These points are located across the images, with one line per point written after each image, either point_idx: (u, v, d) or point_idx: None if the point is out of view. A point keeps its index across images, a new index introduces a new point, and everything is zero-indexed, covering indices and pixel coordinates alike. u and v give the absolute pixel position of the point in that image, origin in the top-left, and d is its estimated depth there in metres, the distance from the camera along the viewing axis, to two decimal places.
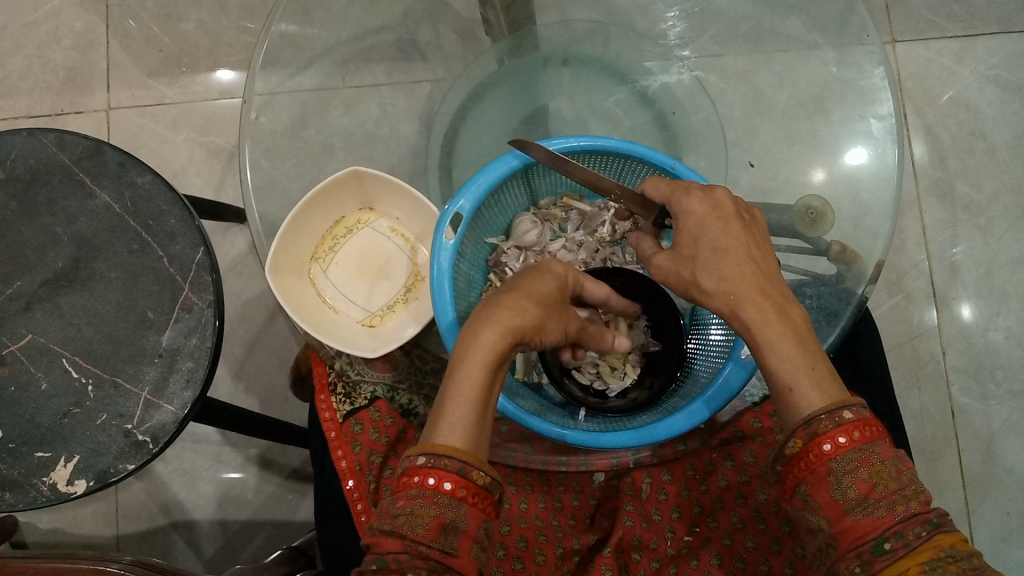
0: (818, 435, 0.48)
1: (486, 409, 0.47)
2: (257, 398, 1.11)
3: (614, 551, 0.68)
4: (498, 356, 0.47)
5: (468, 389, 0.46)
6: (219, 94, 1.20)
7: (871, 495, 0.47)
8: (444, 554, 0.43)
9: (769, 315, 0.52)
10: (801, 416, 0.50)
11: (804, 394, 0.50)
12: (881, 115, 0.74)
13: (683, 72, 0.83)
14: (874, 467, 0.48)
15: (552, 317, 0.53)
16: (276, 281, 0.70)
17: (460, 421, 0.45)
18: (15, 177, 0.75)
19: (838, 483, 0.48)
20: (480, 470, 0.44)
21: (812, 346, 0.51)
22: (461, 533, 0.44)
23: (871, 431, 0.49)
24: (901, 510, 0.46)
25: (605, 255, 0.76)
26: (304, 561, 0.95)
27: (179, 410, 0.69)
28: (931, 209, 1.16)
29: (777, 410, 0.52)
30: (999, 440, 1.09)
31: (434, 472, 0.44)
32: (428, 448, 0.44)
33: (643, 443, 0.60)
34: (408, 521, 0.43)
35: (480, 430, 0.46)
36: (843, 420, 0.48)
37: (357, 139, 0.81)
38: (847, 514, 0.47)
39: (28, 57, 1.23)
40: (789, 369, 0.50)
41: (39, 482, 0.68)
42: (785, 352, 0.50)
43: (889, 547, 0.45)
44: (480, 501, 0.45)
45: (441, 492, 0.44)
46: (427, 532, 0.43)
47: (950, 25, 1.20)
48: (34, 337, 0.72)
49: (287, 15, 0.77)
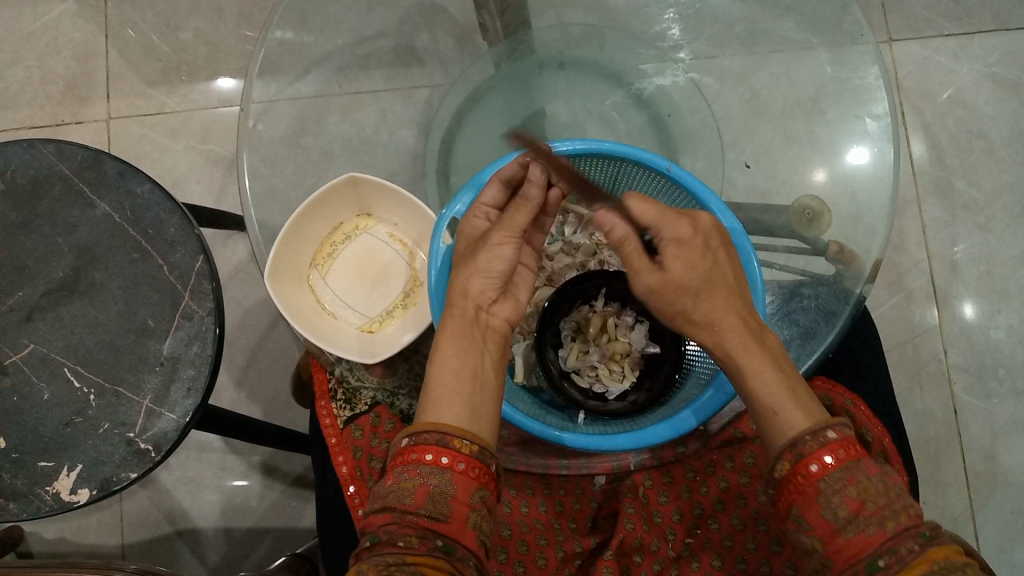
0: (805, 455, 0.49)
1: (466, 374, 0.53)
2: (260, 404, 1.11)
3: (616, 554, 0.68)
4: (454, 333, 0.55)
5: (438, 376, 0.53)
6: (218, 102, 1.21)
7: (862, 513, 0.47)
8: (432, 520, 0.46)
9: (749, 342, 0.54)
10: (786, 439, 0.51)
11: (781, 418, 0.51)
12: (876, 114, 0.74)
13: (679, 74, 0.82)
14: (862, 485, 0.48)
15: (472, 258, 0.59)
16: (276, 288, 0.71)
17: (438, 403, 0.51)
18: (15, 188, 0.76)
19: (827, 503, 0.48)
20: (461, 439, 0.49)
21: (786, 365, 0.54)
22: (450, 500, 0.47)
23: (855, 449, 0.50)
24: (891, 526, 0.46)
25: (602, 257, 0.74)
26: (308, 567, 0.94)
27: (181, 418, 0.69)
28: (931, 208, 1.16)
29: (763, 435, 0.53)
30: (1001, 438, 1.09)
31: (417, 447, 0.49)
32: (410, 429, 0.50)
33: (632, 446, 0.60)
34: (396, 495, 0.47)
35: (463, 402, 0.51)
36: (828, 440, 0.49)
37: (356, 146, 0.82)
38: (839, 534, 0.48)
39: (28, 69, 1.24)
40: (772, 393, 0.52)
41: (43, 491, 0.69)
42: (764, 374, 0.53)
43: (883, 564, 0.45)
44: (467, 470, 0.48)
45: (425, 463, 0.48)
46: (414, 501, 0.47)
47: (946, 23, 1.20)
48: (35, 347, 0.72)
49: (283, 22, 0.79)
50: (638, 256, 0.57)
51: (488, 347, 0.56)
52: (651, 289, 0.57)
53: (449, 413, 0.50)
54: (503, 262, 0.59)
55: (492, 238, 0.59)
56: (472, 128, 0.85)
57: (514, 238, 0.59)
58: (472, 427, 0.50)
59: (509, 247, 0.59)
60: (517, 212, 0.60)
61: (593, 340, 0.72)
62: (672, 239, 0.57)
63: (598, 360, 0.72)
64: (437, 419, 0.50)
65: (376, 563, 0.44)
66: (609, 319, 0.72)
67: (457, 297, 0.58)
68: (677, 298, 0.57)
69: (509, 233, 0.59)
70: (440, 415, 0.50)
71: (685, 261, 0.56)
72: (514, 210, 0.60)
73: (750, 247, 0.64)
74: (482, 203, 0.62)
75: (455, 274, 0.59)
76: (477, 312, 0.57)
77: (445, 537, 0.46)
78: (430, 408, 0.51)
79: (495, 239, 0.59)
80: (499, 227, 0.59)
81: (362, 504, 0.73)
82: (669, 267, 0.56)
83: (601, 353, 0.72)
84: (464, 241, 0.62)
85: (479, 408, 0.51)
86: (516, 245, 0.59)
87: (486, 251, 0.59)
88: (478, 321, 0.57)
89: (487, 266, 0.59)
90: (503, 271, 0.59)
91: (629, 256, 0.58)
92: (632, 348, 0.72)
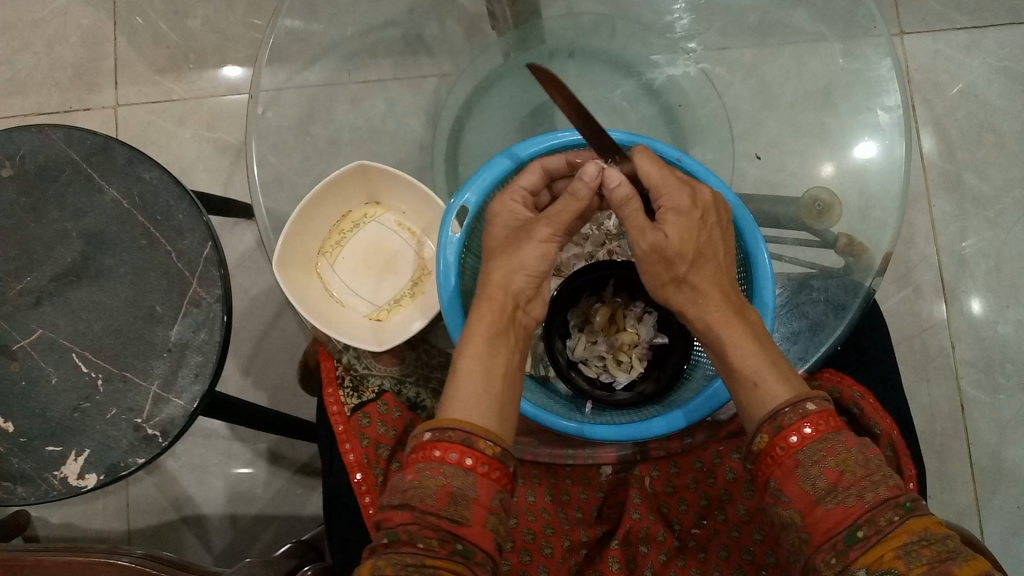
0: (784, 427, 0.50)
1: (497, 375, 0.54)
2: (267, 392, 1.12)
3: (622, 543, 0.69)
4: (490, 330, 0.56)
5: (470, 369, 0.53)
6: (226, 90, 1.21)
7: (840, 483, 0.48)
8: (453, 523, 0.47)
9: (730, 317, 0.55)
10: (766, 411, 0.51)
11: (764, 390, 0.52)
12: (888, 106, 0.74)
13: (689, 65, 0.81)
14: (840, 456, 0.48)
15: (518, 251, 0.58)
16: (282, 274, 0.70)
17: (467, 401, 0.51)
18: (24, 172, 0.76)
19: (806, 474, 0.48)
20: (486, 440, 0.49)
21: (768, 342, 0.55)
22: (471, 503, 0.48)
23: (835, 422, 0.50)
24: (870, 497, 0.47)
25: (610, 247, 0.74)
26: (313, 554, 0.95)
27: (188, 404, 0.69)
28: (941, 202, 1.15)
29: (743, 409, 0.53)
30: (1008, 434, 1.09)
31: (440, 445, 0.49)
32: (435, 425, 0.49)
33: (626, 438, 0.60)
34: (417, 493, 0.47)
35: (490, 400, 0.52)
36: (807, 411, 0.49)
37: (364, 135, 0.81)
38: (818, 505, 0.48)
39: (36, 55, 1.23)
40: (754, 366, 0.53)
41: (51, 476, 0.69)
42: (748, 349, 0.53)
43: (862, 535, 0.46)
44: (489, 472, 0.49)
45: (448, 463, 0.48)
46: (435, 502, 0.47)
47: (959, 16, 1.19)
48: (44, 332, 0.72)
49: (292, 11, 0.78)
50: (637, 214, 0.57)
51: (517, 347, 0.57)
52: (651, 248, 0.56)
53: (475, 412, 0.50)
54: (544, 261, 0.59)
55: (538, 233, 0.58)
56: (481, 118, 0.85)
57: (559, 238, 0.59)
58: (496, 428, 0.51)
59: (552, 246, 0.59)
60: (563, 210, 0.58)
61: (601, 331, 0.72)
62: (669, 209, 0.57)
63: (606, 350, 0.71)
64: (464, 416, 0.50)
65: (394, 560, 0.45)
66: (617, 310, 0.72)
67: (496, 290, 0.58)
68: (670, 264, 0.56)
69: (554, 231, 0.58)
70: (466, 414, 0.50)
71: (681, 231, 0.56)
72: (560, 207, 0.58)
73: (759, 236, 0.63)
74: (521, 187, 0.62)
75: (495, 262, 0.59)
76: (515, 309, 0.58)
77: (466, 541, 0.47)
78: (457, 406, 0.51)
79: (540, 236, 0.58)
80: (547, 221, 0.58)
81: (370, 493, 0.73)
82: (669, 233, 0.56)
83: (608, 343, 0.72)
84: (501, 225, 0.61)
85: (505, 409, 0.52)
86: (558, 245, 0.59)
87: (532, 247, 0.58)
88: (514, 319, 0.58)
89: (530, 264, 0.58)
90: (544, 270, 0.59)
91: (630, 215, 0.57)
92: (640, 339, 0.72)
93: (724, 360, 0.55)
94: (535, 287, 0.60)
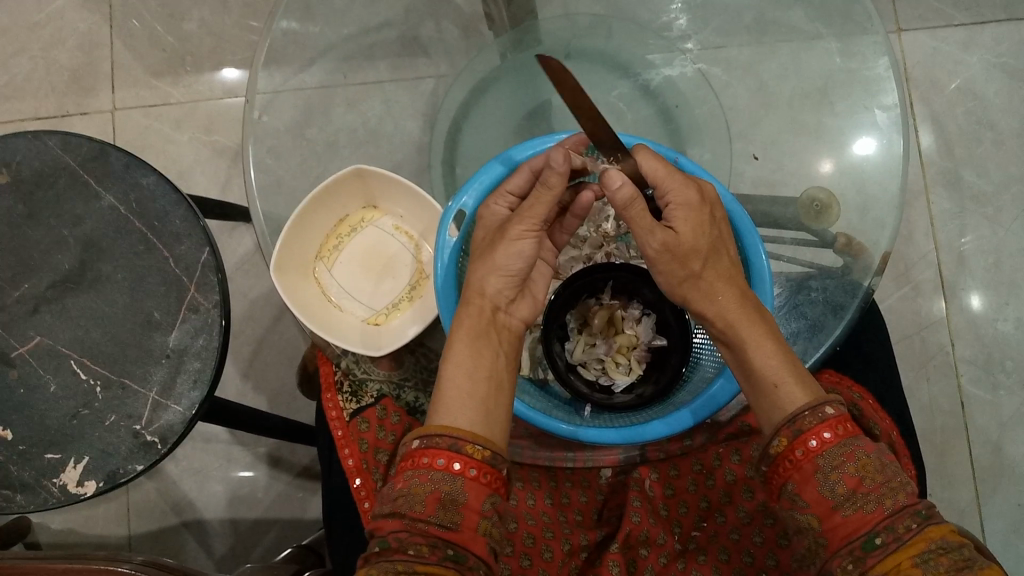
0: (803, 431, 0.50)
1: (481, 377, 0.54)
2: (266, 396, 1.12)
3: (622, 547, 0.68)
4: (470, 333, 0.56)
5: (451, 372, 0.54)
6: (223, 93, 1.21)
7: (860, 490, 0.48)
8: (443, 529, 0.47)
9: (750, 313, 0.55)
10: (785, 414, 0.51)
11: (785, 392, 0.52)
12: (886, 105, 0.74)
13: (686, 64, 0.80)
14: (860, 462, 0.48)
15: (492, 252, 0.59)
16: (280, 280, 0.70)
17: (451, 406, 0.52)
18: (21, 179, 0.76)
19: (825, 479, 0.48)
20: (474, 445, 0.49)
21: (785, 344, 0.55)
22: (461, 508, 0.47)
23: (852, 427, 0.50)
24: (889, 504, 0.47)
25: (608, 249, 0.73)
26: (314, 558, 0.95)
27: (187, 410, 0.69)
28: (940, 199, 1.15)
29: (761, 412, 0.53)
30: (1008, 430, 1.09)
31: (429, 452, 0.49)
32: (422, 432, 0.50)
33: (626, 442, 0.60)
34: (406, 501, 0.47)
35: (475, 405, 0.52)
36: (826, 416, 0.50)
37: (360, 137, 0.80)
38: (836, 511, 0.48)
39: (33, 59, 1.23)
40: (772, 366, 0.53)
41: (50, 483, 0.69)
42: (767, 348, 0.54)
43: (880, 542, 0.46)
44: (479, 476, 0.48)
45: (436, 469, 0.48)
46: (425, 508, 0.47)
47: (956, 13, 1.19)
48: (42, 339, 0.72)
49: (288, 13, 0.78)
50: (644, 215, 0.56)
51: (502, 347, 0.57)
52: (663, 247, 0.56)
53: (461, 416, 0.51)
54: (519, 259, 0.59)
55: (511, 233, 0.58)
56: (478, 121, 0.85)
57: (534, 233, 0.59)
58: (483, 432, 0.51)
59: (525, 243, 0.59)
60: (536, 202, 0.58)
61: (599, 333, 0.72)
62: (677, 204, 0.56)
63: (604, 353, 0.71)
64: (449, 422, 0.50)
65: (387, 570, 0.45)
66: (616, 312, 0.72)
67: (473, 293, 0.58)
68: (685, 262, 0.56)
69: (528, 227, 0.58)
70: (452, 419, 0.51)
71: (692, 225, 0.56)
72: (532, 201, 0.58)
73: (757, 236, 0.63)
74: (507, 191, 0.61)
75: (474, 264, 0.60)
76: (495, 311, 0.59)
77: (456, 546, 0.47)
78: (443, 412, 0.51)
79: (514, 234, 0.58)
80: (519, 219, 0.58)
81: (369, 497, 0.73)
82: (681, 230, 0.56)
83: (607, 346, 0.71)
84: (481, 227, 0.62)
85: (492, 411, 0.52)
86: (535, 239, 0.59)
87: (505, 246, 0.58)
88: (495, 321, 0.58)
89: (509, 264, 0.59)
90: (521, 268, 0.59)
91: (636, 216, 0.56)
92: (638, 342, 0.72)
93: (744, 361, 0.54)
94: (515, 287, 0.60)
